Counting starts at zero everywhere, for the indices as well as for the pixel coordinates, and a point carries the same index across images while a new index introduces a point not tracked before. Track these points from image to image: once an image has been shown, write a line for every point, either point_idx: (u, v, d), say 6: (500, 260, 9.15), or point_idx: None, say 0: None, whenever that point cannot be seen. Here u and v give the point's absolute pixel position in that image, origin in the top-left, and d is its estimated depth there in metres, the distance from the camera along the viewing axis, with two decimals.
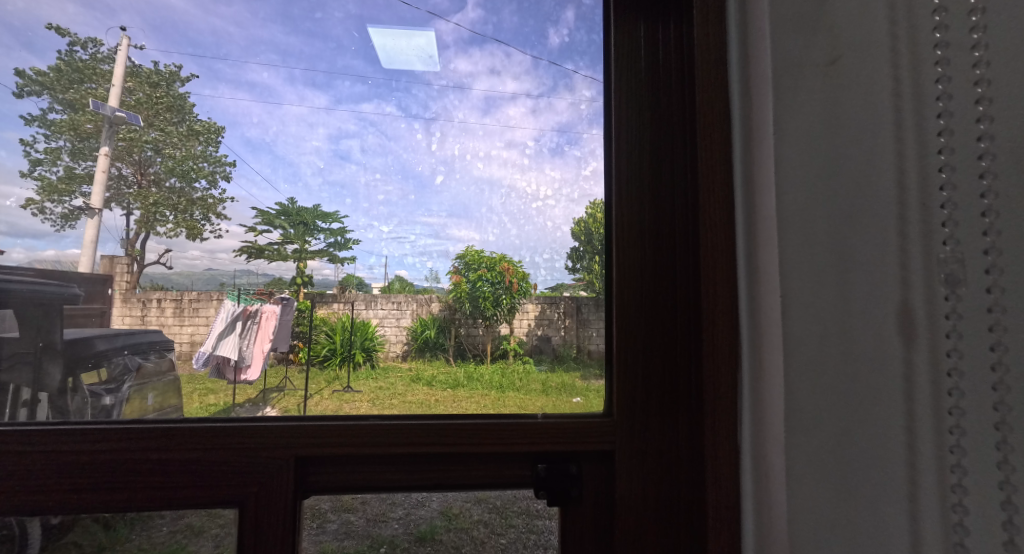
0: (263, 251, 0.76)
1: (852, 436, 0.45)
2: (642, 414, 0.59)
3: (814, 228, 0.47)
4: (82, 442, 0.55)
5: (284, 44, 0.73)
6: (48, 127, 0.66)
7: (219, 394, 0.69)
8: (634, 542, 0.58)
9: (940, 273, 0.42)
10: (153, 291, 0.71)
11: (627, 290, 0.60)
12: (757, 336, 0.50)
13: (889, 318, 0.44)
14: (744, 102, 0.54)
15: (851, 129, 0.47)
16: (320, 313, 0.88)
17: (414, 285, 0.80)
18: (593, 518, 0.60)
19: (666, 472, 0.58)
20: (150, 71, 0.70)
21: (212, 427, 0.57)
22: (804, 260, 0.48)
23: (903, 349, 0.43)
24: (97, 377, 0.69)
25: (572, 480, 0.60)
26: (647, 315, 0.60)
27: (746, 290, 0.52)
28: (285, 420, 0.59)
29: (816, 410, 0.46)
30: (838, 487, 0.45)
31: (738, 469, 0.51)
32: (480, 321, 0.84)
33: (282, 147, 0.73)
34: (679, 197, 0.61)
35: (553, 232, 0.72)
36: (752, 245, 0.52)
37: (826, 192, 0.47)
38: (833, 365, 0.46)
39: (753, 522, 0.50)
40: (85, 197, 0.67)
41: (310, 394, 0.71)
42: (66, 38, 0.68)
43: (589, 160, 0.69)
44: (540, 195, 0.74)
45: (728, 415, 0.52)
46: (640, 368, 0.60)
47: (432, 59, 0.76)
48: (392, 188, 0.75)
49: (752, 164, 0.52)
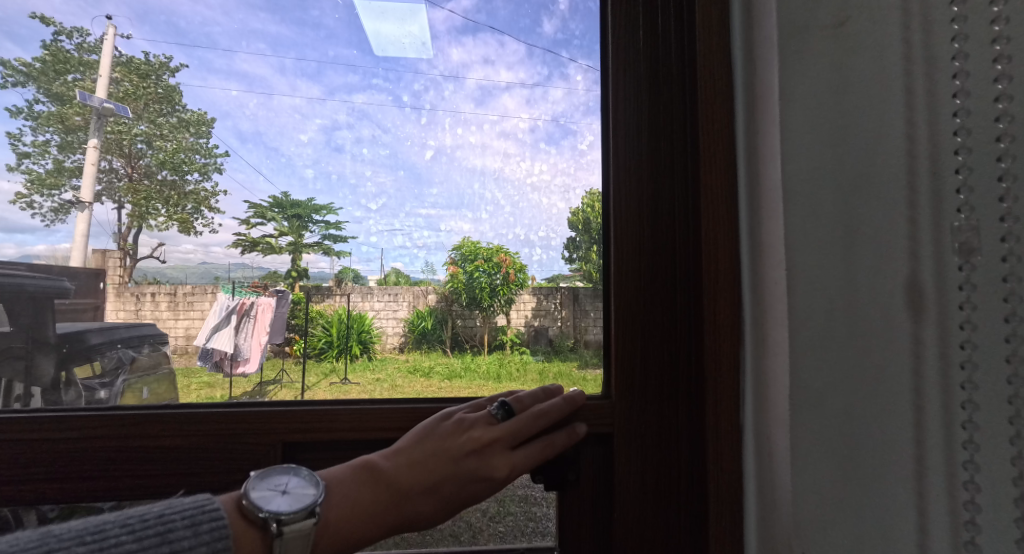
0: (257, 243, 0.75)
1: (858, 411, 0.44)
2: (641, 396, 0.59)
3: (821, 203, 0.45)
4: (63, 428, 0.55)
5: (273, 32, 0.71)
6: (34, 119, 0.66)
7: (217, 388, 0.66)
8: (631, 529, 0.58)
9: (953, 241, 0.41)
10: (146, 284, 0.73)
11: (625, 273, 0.60)
12: (759, 312, 0.50)
13: (897, 294, 0.42)
14: (749, 77, 0.52)
15: (859, 96, 0.44)
16: (317, 306, 0.80)
17: (410, 277, 0.81)
18: (589, 503, 0.61)
19: (665, 457, 0.58)
20: (140, 60, 0.69)
21: (197, 413, 0.57)
22: (810, 231, 0.45)
23: (911, 325, 0.42)
24: (91, 371, 0.68)
25: (569, 464, 0.59)
26: (647, 296, 0.60)
27: (748, 266, 0.51)
28: (279, 405, 0.59)
29: (822, 386, 0.44)
30: (843, 467, 0.44)
31: (741, 446, 0.51)
32: (477, 312, 0.84)
33: (272, 137, 0.72)
34: (675, 177, 0.59)
35: (550, 209, 0.71)
36: (756, 220, 0.50)
37: (834, 156, 0.45)
38: (841, 339, 0.44)
39: (756, 499, 0.49)
40: (75, 190, 0.68)
41: (308, 388, 0.65)
42: (51, 27, 0.67)
43: (586, 134, 0.68)
44: (535, 171, 0.73)
45: (732, 389, 0.52)
46: (638, 349, 0.60)
47: (425, 46, 0.74)
48: (385, 178, 0.75)
49: (756, 141, 0.50)
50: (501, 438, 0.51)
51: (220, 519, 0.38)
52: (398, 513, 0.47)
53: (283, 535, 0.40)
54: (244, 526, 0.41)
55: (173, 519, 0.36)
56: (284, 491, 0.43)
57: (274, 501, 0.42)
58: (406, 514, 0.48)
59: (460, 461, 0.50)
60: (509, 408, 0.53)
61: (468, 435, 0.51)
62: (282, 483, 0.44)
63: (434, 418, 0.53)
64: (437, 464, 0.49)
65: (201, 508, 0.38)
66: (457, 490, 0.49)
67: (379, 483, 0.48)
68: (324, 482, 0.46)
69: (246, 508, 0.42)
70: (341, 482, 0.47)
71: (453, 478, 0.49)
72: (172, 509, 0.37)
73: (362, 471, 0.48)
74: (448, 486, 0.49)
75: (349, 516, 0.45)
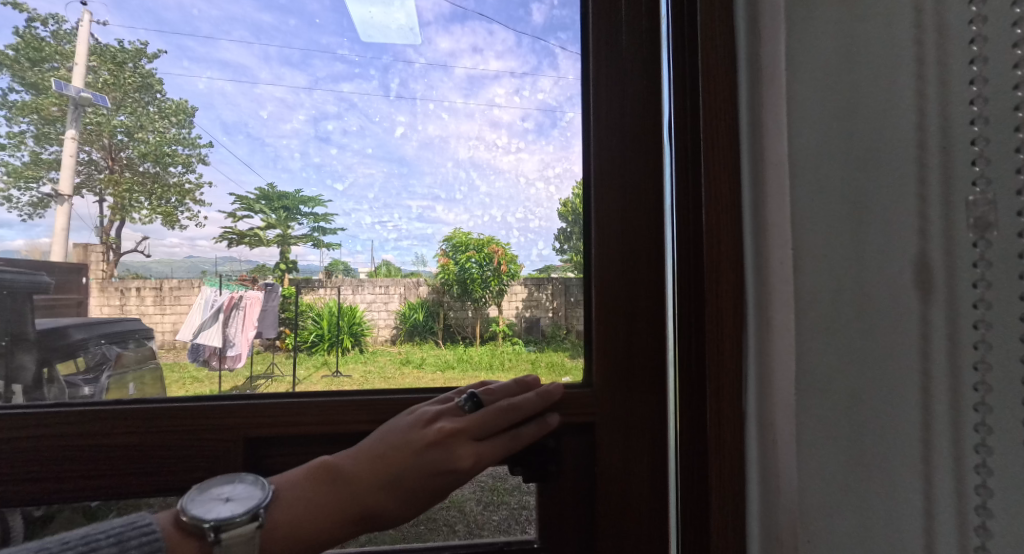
0: (245, 236, 0.76)
1: (867, 395, 0.45)
2: (622, 382, 0.62)
3: (828, 181, 0.47)
4: (43, 428, 0.55)
5: (256, 20, 0.69)
6: (9, 109, 0.65)
7: (204, 383, 0.65)
8: (616, 511, 0.62)
9: (967, 217, 0.39)
10: (131, 279, 0.74)
11: (607, 261, 0.63)
12: (764, 294, 0.50)
13: (906, 272, 0.42)
14: (752, 50, 0.52)
15: (867, 70, 0.45)
16: (307, 298, 0.80)
17: (401, 270, 0.78)
18: (569, 491, 0.63)
19: (648, 442, 0.62)
20: (114, 48, 0.66)
21: (179, 408, 0.57)
22: (819, 210, 0.48)
23: (920, 307, 0.41)
24: (74, 367, 0.66)
25: (551, 454, 0.62)
26: (628, 281, 0.63)
27: (751, 245, 0.51)
28: (269, 397, 0.60)
29: (829, 371, 0.47)
30: (847, 449, 0.46)
31: (744, 432, 0.51)
32: (469, 304, 0.80)
33: (258, 127, 0.70)
34: (682, 159, 0.56)
35: (526, 189, 0.72)
36: (760, 195, 0.50)
37: (843, 137, 0.47)
38: (845, 324, 0.46)
39: (758, 485, 0.50)
40: (53, 182, 0.67)
41: (297, 382, 0.64)
42: (25, 13, 0.65)
43: (565, 109, 0.69)
44: (511, 147, 0.73)
45: (734, 373, 0.51)
46: (622, 336, 0.62)
47: (412, 32, 0.73)
48: (374, 170, 0.73)
49: (759, 117, 0.51)
50: (468, 428, 0.51)
51: (150, 533, 0.40)
52: (360, 508, 0.48)
53: (221, 541, 0.42)
54: (182, 539, 0.43)
55: (97, 538, 0.38)
56: (227, 499, 0.46)
57: (215, 509, 0.44)
58: (371, 509, 0.48)
59: (423, 453, 0.49)
60: (478, 399, 0.54)
61: (435, 426, 0.51)
62: (225, 492, 0.47)
63: (406, 413, 0.54)
64: (400, 456, 0.49)
65: (130, 526, 0.40)
66: (422, 483, 0.49)
67: (336, 482, 0.49)
68: (274, 486, 0.48)
69: (185, 524, 0.43)
70: (293, 484, 0.49)
71: (416, 471, 0.49)
72: (96, 530, 0.39)
73: (321, 471, 0.49)
74: (410, 479, 0.49)
75: (306, 513, 0.47)
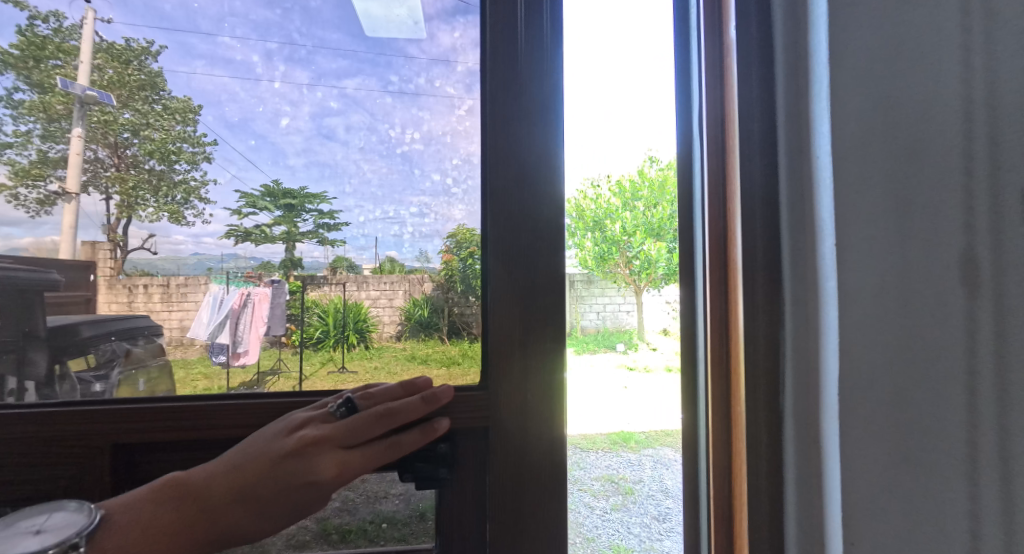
0: (250, 233, 0.71)
1: (911, 389, 0.49)
2: (510, 382, 0.67)
3: (868, 180, 0.50)
4: (51, 423, 0.62)
5: (258, 17, 0.70)
6: (14, 107, 0.67)
7: (212, 379, 0.69)
8: (525, 515, 0.66)
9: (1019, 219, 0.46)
10: (138, 275, 0.70)
11: (502, 267, 0.67)
12: (802, 294, 0.55)
13: (952, 269, 0.47)
14: (788, 43, 0.57)
15: (912, 83, 0.49)
16: (313, 295, 0.72)
17: (404, 266, 0.73)
18: (470, 491, 0.69)
19: (545, 448, 0.66)
20: (121, 46, 0.68)
21: (169, 406, 0.65)
22: (864, 211, 0.51)
23: (966, 302, 0.47)
24: (85, 363, 0.68)
25: (440, 459, 0.67)
26: (520, 287, 0.67)
27: (789, 248, 0.56)
28: (283, 396, 0.68)
29: (873, 368, 0.50)
30: (893, 442, 0.49)
31: (781, 429, 0.56)
32: (472, 298, 0.72)
33: (262, 124, 0.70)
34: (715, 171, 0.60)
35: (420, 180, 0.73)
36: (797, 193, 0.56)
37: (884, 137, 0.50)
38: (891, 320, 0.50)
39: (797, 481, 0.55)
40: (60, 181, 0.68)
41: (304, 378, 0.70)
42: (26, 11, 0.67)
43: (464, 100, 0.73)
44: (406, 138, 0.73)
45: (766, 366, 0.56)
46: (514, 334, 0.67)
47: (416, 26, 0.74)
48: (378, 166, 0.72)
49: (799, 111, 0.55)
50: (331, 436, 0.57)
51: None
52: (207, 523, 0.53)
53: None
54: None
55: None
56: (38, 530, 0.51)
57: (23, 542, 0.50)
58: (219, 520, 0.54)
59: (281, 461, 0.56)
60: (352, 405, 0.61)
61: (297, 436, 0.57)
62: (41, 522, 0.52)
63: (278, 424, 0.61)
64: (256, 466, 0.56)
65: None
66: (276, 491, 0.55)
67: (185, 496, 0.54)
68: (116, 505, 0.53)
69: None
70: (132, 505, 0.53)
71: (268, 479, 0.55)
72: None
73: (167, 488, 0.54)
74: (262, 489, 0.55)
75: (147, 527, 0.52)
